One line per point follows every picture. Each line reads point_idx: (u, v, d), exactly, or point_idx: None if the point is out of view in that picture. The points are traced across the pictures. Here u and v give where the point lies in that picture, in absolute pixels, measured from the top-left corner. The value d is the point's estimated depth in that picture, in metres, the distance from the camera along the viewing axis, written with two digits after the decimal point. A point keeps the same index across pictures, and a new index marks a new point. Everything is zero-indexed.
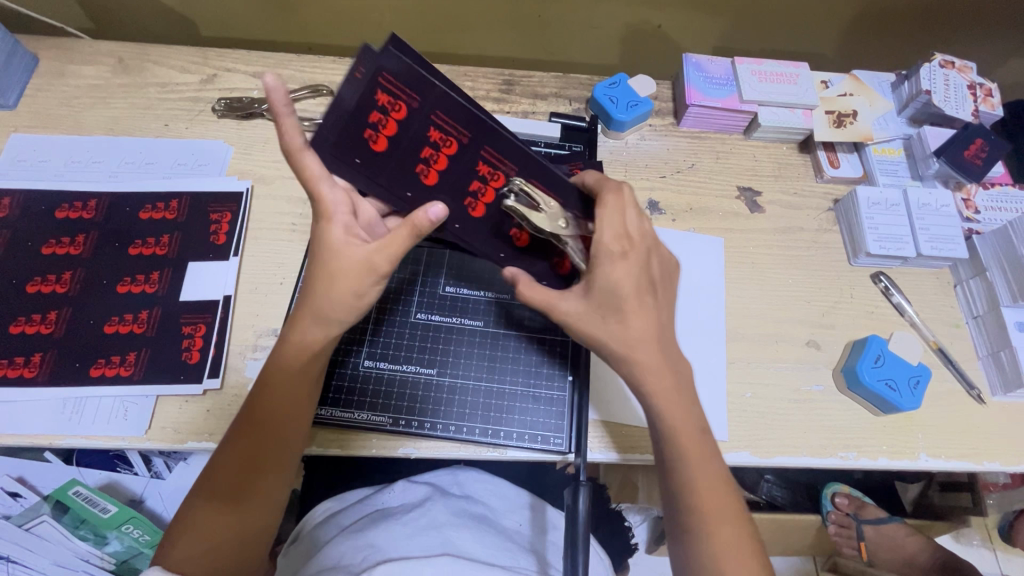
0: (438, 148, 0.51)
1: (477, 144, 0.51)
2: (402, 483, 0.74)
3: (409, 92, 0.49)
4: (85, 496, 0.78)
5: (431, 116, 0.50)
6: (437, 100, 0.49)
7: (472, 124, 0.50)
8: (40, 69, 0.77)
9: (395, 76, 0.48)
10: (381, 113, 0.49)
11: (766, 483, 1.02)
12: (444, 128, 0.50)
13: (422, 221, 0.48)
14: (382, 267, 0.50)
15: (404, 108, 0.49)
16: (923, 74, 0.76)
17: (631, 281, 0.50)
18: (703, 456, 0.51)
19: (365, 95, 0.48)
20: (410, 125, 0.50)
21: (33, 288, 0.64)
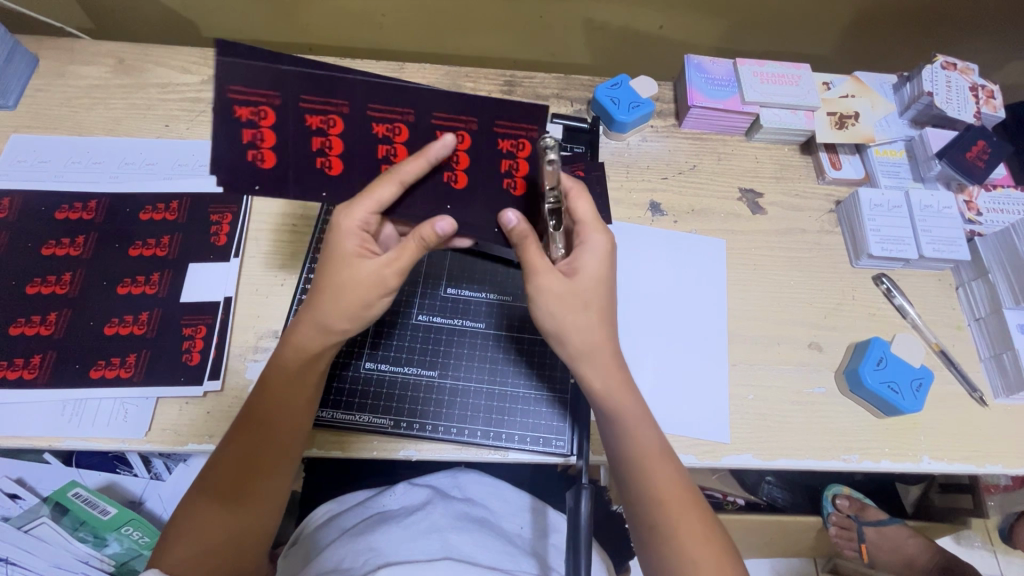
0: (326, 129, 0.48)
1: (363, 104, 0.47)
2: (402, 485, 0.73)
3: (265, 91, 0.45)
4: (84, 498, 0.78)
5: (301, 102, 0.46)
6: (291, 81, 0.45)
7: (343, 88, 0.46)
8: (40, 70, 0.77)
9: (240, 82, 0.45)
10: (250, 123, 0.47)
11: (767, 485, 1.02)
12: (323, 108, 0.47)
13: (430, 232, 0.49)
14: (391, 281, 0.52)
15: (270, 109, 0.46)
16: (925, 76, 0.76)
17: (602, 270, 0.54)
18: (661, 462, 0.53)
19: (227, 113, 0.46)
20: (279, 120, 0.47)
21: (33, 289, 0.63)
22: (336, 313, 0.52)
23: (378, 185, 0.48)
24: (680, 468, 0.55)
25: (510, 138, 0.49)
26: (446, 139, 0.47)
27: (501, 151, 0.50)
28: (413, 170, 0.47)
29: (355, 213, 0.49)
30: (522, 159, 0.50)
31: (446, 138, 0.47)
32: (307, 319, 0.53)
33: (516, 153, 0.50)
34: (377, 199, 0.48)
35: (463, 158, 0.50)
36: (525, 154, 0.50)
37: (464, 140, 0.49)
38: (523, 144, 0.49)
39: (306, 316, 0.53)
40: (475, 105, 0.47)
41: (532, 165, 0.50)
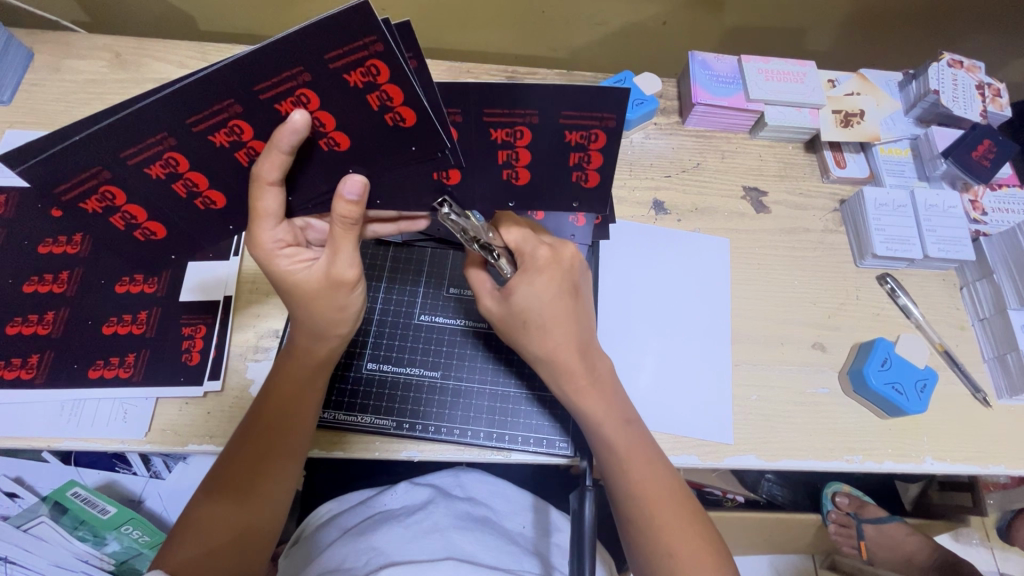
0: (240, 137, 0.45)
1: (243, 94, 0.41)
2: (403, 484, 0.73)
3: (154, 140, 0.43)
4: (84, 497, 0.79)
5: (189, 131, 0.43)
6: (162, 118, 0.41)
7: (210, 94, 0.40)
8: (35, 64, 0.76)
9: (127, 147, 0.43)
10: (169, 175, 0.46)
11: (766, 483, 1.01)
12: (216, 123, 0.43)
13: (346, 207, 0.45)
14: (345, 274, 0.49)
15: (175, 152, 0.44)
16: (932, 74, 0.75)
17: (552, 292, 0.54)
18: (645, 462, 0.54)
19: (144, 178, 0.46)
20: (189, 156, 0.45)
21: (29, 288, 0.63)
22: (326, 325, 0.52)
23: (257, 199, 0.46)
24: (670, 468, 0.55)
25: (358, 67, 0.40)
26: (294, 123, 0.42)
27: (357, 87, 0.41)
28: (272, 165, 0.44)
29: (262, 242, 0.48)
30: (386, 85, 0.41)
31: (291, 121, 0.42)
32: (302, 331, 0.53)
33: (375, 80, 0.41)
34: (265, 212, 0.46)
35: (328, 118, 0.44)
36: (386, 76, 0.41)
37: (311, 97, 0.42)
38: (376, 66, 0.40)
39: (300, 328, 0.53)
40: (293, 49, 0.38)
41: (403, 88, 0.41)
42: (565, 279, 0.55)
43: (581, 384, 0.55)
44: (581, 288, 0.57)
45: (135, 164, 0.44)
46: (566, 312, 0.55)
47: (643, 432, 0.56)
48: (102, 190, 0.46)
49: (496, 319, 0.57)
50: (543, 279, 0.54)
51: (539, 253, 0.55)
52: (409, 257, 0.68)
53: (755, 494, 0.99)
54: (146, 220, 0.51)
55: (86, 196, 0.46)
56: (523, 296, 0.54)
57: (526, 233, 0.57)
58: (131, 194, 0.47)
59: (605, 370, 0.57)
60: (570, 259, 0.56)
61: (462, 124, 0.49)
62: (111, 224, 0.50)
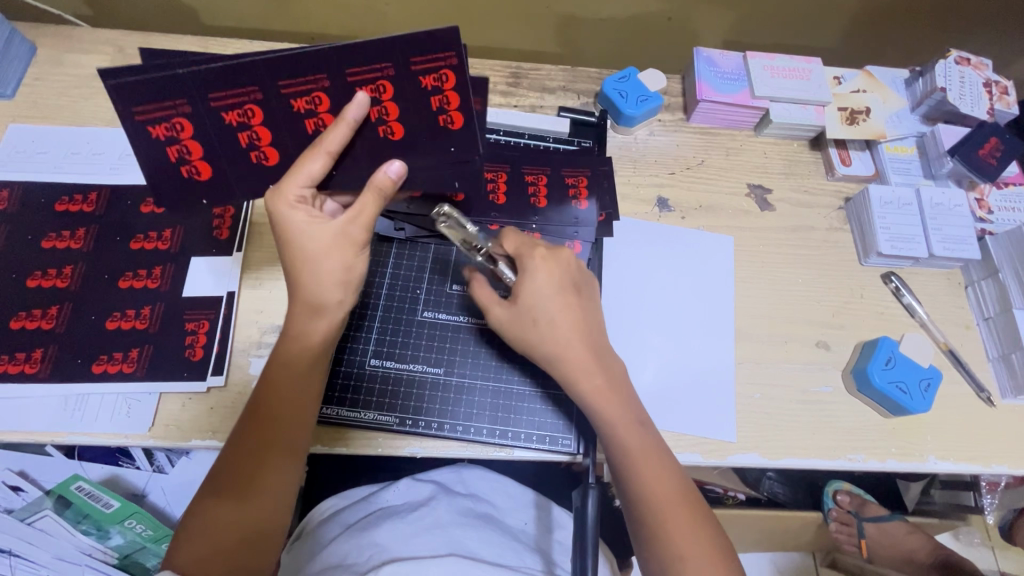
0: (314, 109, 0.50)
1: (336, 72, 0.48)
2: (407, 480, 0.73)
3: (244, 90, 0.48)
4: (87, 491, 0.78)
5: (278, 91, 0.48)
6: (262, 73, 0.47)
7: (310, 64, 0.47)
8: (38, 58, 0.75)
9: (219, 87, 0.47)
10: (242, 124, 0.50)
11: (768, 480, 1.02)
12: (302, 90, 0.48)
13: (383, 179, 0.49)
14: (358, 237, 0.50)
15: (256, 105, 0.49)
16: (939, 71, 0.74)
17: (553, 285, 0.55)
18: (653, 460, 0.54)
19: (218, 120, 0.49)
20: (266, 111, 0.49)
21: (33, 282, 0.63)
22: (325, 293, 0.51)
23: (305, 159, 0.48)
24: (678, 469, 0.55)
25: (432, 73, 0.49)
26: (360, 99, 0.48)
27: (426, 89, 0.49)
28: (337, 137, 0.48)
29: (286, 192, 0.49)
30: (449, 91, 0.50)
31: (360, 98, 0.48)
32: (301, 303, 0.53)
33: (441, 87, 0.49)
34: (305, 171, 0.48)
35: (393, 107, 0.50)
36: (451, 83, 0.49)
37: (387, 89, 0.49)
38: (447, 75, 0.49)
39: (299, 297, 0.52)
40: (388, 49, 0.47)
41: (462, 95, 0.50)
42: (565, 276, 0.56)
43: (580, 376, 0.55)
44: (583, 287, 0.58)
45: (217, 105, 0.49)
46: (570, 307, 0.56)
47: (649, 427, 0.56)
48: (174, 119, 0.49)
49: (501, 326, 0.57)
50: (543, 275, 0.55)
51: (535, 253, 0.56)
52: (412, 254, 0.68)
53: (756, 492, 1.01)
54: (199, 161, 0.52)
55: (157, 121, 0.49)
56: (527, 296, 0.55)
57: (524, 238, 0.58)
58: (199, 130, 0.50)
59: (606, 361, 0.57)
60: (570, 259, 0.57)
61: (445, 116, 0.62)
62: (165, 155, 0.51)
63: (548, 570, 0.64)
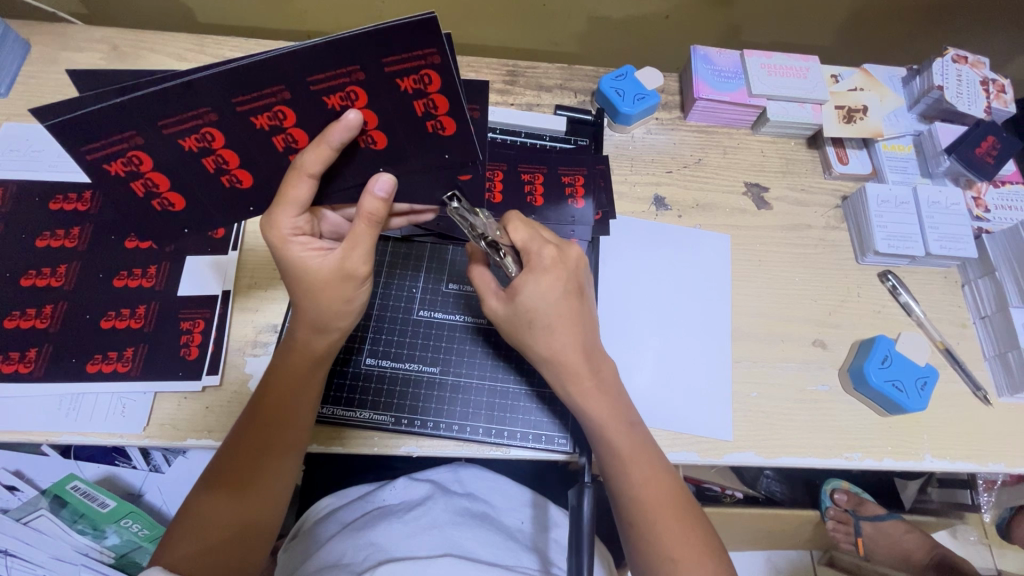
0: (280, 123, 0.45)
1: (297, 82, 0.42)
2: (403, 480, 0.73)
3: (194, 113, 0.43)
4: (83, 491, 0.80)
5: (234, 109, 0.43)
6: (211, 93, 0.42)
7: (268, 77, 0.41)
8: (32, 56, 0.75)
9: (167, 115, 0.42)
10: (203, 149, 0.46)
11: (766, 479, 1.04)
12: (263, 105, 0.43)
13: (374, 203, 0.46)
14: (360, 269, 0.49)
15: (213, 128, 0.44)
16: (935, 69, 0.74)
17: (558, 291, 0.53)
18: (647, 462, 0.54)
19: (177, 149, 0.45)
20: (226, 132, 0.45)
21: (28, 282, 0.62)
22: (329, 313, 0.51)
23: (290, 186, 0.45)
24: (670, 468, 0.55)
25: (411, 74, 0.43)
26: (347, 120, 0.44)
27: (407, 92, 0.44)
28: (317, 159, 0.44)
29: (280, 226, 0.47)
30: (434, 94, 0.45)
31: (346, 118, 0.44)
32: (297, 313, 0.52)
33: (425, 90, 0.44)
34: (293, 200, 0.46)
35: (371, 117, 0.46)
36: (436, 86, 0.44)
37: (361, 95, 0.44)
38: (430, 76, 0.43)
39: (302, 319, 0.52)
40: (354, 49, 0.41)
41: (450, 98, 0.45)
42: (571, 280, 0.54)
43: (577, 379, 0.55)
44: (586, 289, 0.56)
45: (170, 133, 0.44)
46: (573, 312, 0.54)
47: (641, 428, 0.56)
48: (129, 155, 0.45)
49: (500, 320, 0.55)
50: (549, 279, 0.52)
51: (544, 253, 0.53)
52: (409, 253, 0.68)
53: (753, 490, 1.01)
54: (168, 191, 0.49)
55: (111, 159, 0.45)
56: (529, 296, 0.52)
57: (532, 231, 0.54)
58: (159, 161, 0.46)
59: (609, 374, 0.56)
60: (576, 260, 0.55)
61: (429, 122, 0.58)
62: (129, 190, 0.48)
63: (544, 569, 0.64)
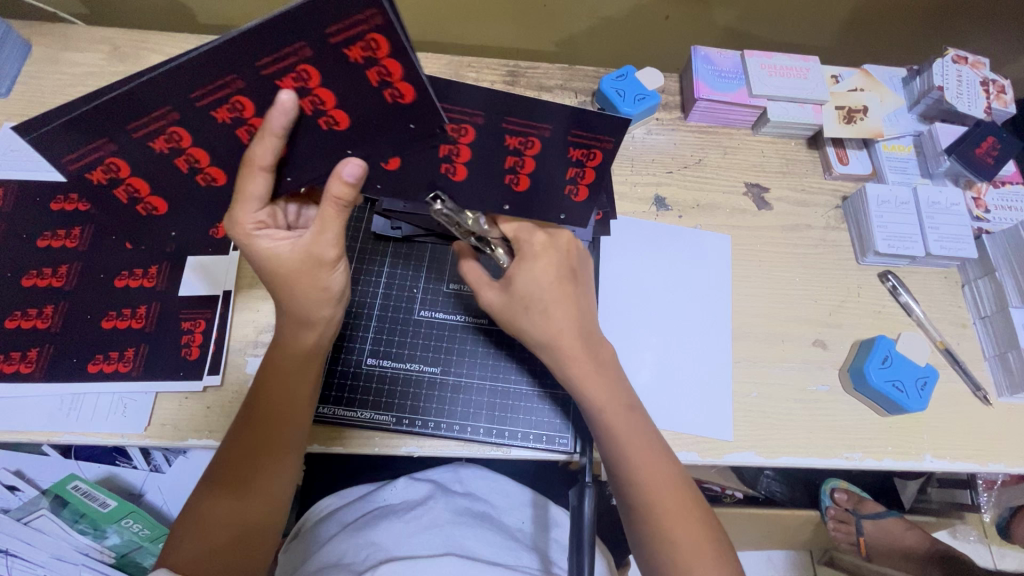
0: (305, 84, 0.43)
1: (246, 70, 0.41)
2: (403, 480, 0.73)
3: (222, 81, 0.41)
4: (84, 491, 0.80)
5: (258, 73, 0.41)
6: (233, 58, 0.40)
7: (286, 31, 0.39)
8: (33, 56, 0.75)
9: (198, 85, 0.41)
10: (235, 120, 0.45)
11: (766, 479, 1.02)
12: (285, 66, 0.41)
13: (341, 188, 0.45)
14: (328, 253, 0.48)
15: (241, 95, 0.43)
16: (936, 70, 0.74)
17: (552, 273, 0.55)
18: (648, 458, 0.54)
19: (210, 121, 0.44)
20: (254, 97, 0.43)
21: (28, 282, 0.63)
22: (311, 307, 0.51)
23: (245, 180, 0.45)
24: (675, 466, 0.55)
25: (357, 42, 0.40)
26: (282, 103, 0.42)
27: (358, 63, 0.41)
28: (265, 150, 0.44)
29: (242, 221, 0.47)
30: (419, 57, 0.41)
31: (279, 101, 0.42)
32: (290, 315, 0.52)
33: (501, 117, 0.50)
34: (252, 194, 0.46)
35: (393, 66, 0.41)
36: (385, 50, 0.40)
37: (380, 43, 0.40)
38: (376, 41, 0.40)
39: (287, 313, 0.52)
40: (291, 24, 0.38)
41: (402, 63, 0.41)
42: (564, 263, 0.56)
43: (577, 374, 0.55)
44: (580, 272, 0.58)
45: (202, 105, 0.43)
46: (566, 295, 0.55)
47: (644, 422, 0.56)
48: (168, 131, 0.44)
49: (497, 311, 0.57)
50: (540, 265, 0.55)
51: (535, 239, 0.56)
52: (409, 252, 0.68)
53: (753, 490, 1.01)
54: (210, 165, 0.48)
55: (153, 136, 0.45)
56: (523, 283, 0.55)
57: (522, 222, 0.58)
58: (197, 135, 0.45)
59: (609, 359, 0.57)
60: (567, 245, 0.57)
61: (548, 139, 0.52)
62: (111, 195, 0.50)
63: (545, 569, 0.64)
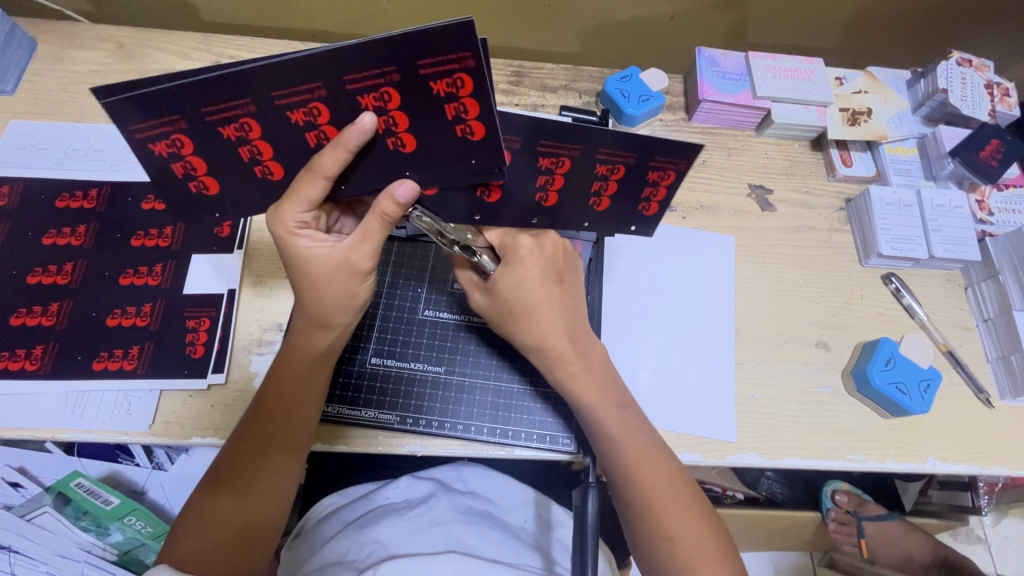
0: (384, 104, 0.43)
1: (333, 80, 0.41)
2: (405, 479, 0.73)
3: (307, 88, 0.42)
4: (87, 488, 0.79)
5: (344, 87, 0.42)
6: (326, 69, 0.40)
7: (382, 55, 0.40)
8: (38, 53, 0.75)
9: (281, 88, 0.42)
10: (308, 124, 0.45)
11: (766, 480, 1.04)
12: (370, 86, 0.42)
13: (390, 205, 0.46)
14: (362, 263, 0.49)
15: (320, 104, 0.43)
16: (941, 72, 0.74)
17: (538, 274, 0.56)
18: (651, 461, 0.54)
19: (283, 122, 0.44)
20: (333, 109, 0.44)
21: (33, 279, 0.63)
22: (330, 311, 0.51)
23: (303, 184, 0.45)
24: (678, 468, 0.55)
25: (443, 77, 0.41)
26: (362, 123, 0.43)
27: (437, 95, 0.42)
28: (334, 161, 0.44)
29: (286, 219, 0.47)
30: (466, 98, 0.42)
31: (360, 122, 0.43)
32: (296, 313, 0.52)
33: (555, 170, 0.51)
34: (305, 197, 0.46)
35: (472, 104, 0.43)
36: (468, 89, 0.42)
37: (465, 83, 0.42)
38: (462, 79, 0.41)
39: (303, 312, 0.52)
40: (392, 50, 0.39)
41: (481, 103, 0.43)
42: (548, 265, 0.57)
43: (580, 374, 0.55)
44: (567, 274, 0.58)
45: (281, 105, 0.43)
46: (554, 297, 0.56)
47: (645, 425, 0.56)
48: (241, 120, 0.44)
49: (484, 313, 0.58)
50: (526, 267, 0.55)
51: (520, 243, 0.56)
52: (415, 251, 0.68)
53: (754, 491, 1.01)
54: (271, 159, 0.48)
55: (225, 123, 0.44)
56: (508, 285, 0.55)
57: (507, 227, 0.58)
58: (268, 131, 0.45)
59: (597, 359, 0.57)
60: (553, 248, 0.57)
61: (631, 166, 0.52)
62: (170, 172, 0.48)
63: (547, 569, 0.64)
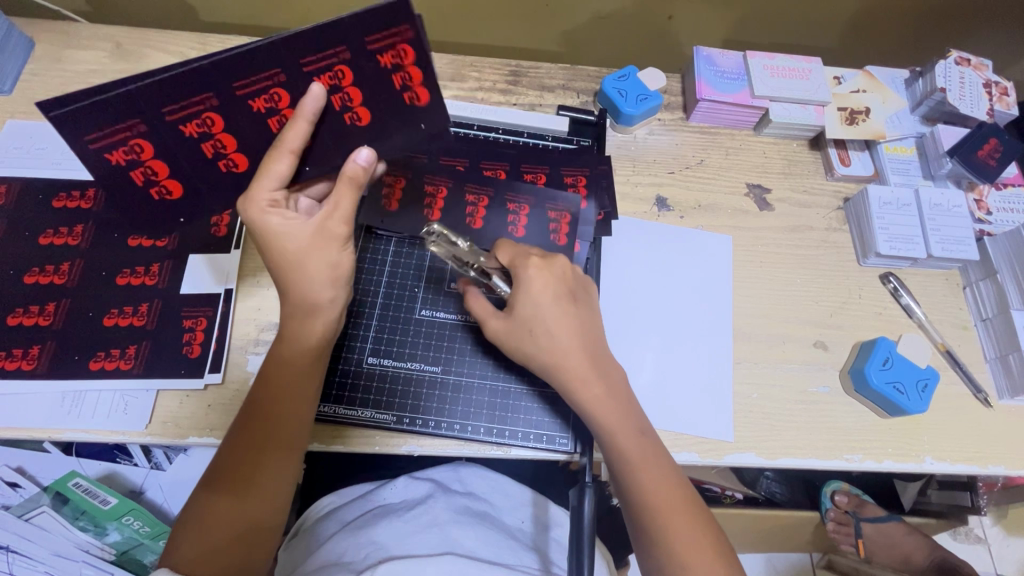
0: (339, 84, 0.49)
1: (292, 65, 0.47)
2: (403, 479, 0.73)
3: (267, 74, 0.47)
4: (85, 487, 0.77)
5: (300, 71, 0.48)
6: (281, 54, 0.46)
7: (330, 36, 0.46)
8: (35, 53, 0.75)
9: (240, 76, 0.47)
10: (268, 111, 0.50)
11: (766, 480, 1.03)
12: (324, 65, 0.48)
13: (354, 169, 0.50)
14: (339, 230, 0.50)
15: (280, 88, 0.48)
16: (939, 71, 0.74)
17: (548, 292, 0.56)
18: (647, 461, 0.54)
19: (245, 110, 0.49)
20: (292, 92, 0.49)
21: (30, 278, 0.63)
22: (319, 297, 0.51)
23: (272, 161, 0.49)
24: (675, 469, 0.55)
25: (388, 51, 0.48)
26: (316, 93, 0.48)
27: (386, 67, 0.48)
28: (297, 134, 0.49)
29: (258, 197, 0.49)
30: (409, 66, 0.49)
31: (315, 92, 0.48)
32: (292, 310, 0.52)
33: None
34: (275, 172, 0.49)
35: (416, 72, 0.49)
36: (411, 58, 0.48)
37: (408, 53, 0.48)
38: (404, 50, 0.48)
39: (292, 303, 0.52)
40: (339, 30, 0.45)
41: (423, 72, 0.49)
42: (561, 285, 0.56)
43: (576, 372, 0.55)
44: (580, 294, 0.58)
45: (242, 95, 0.48)
46: (566, 315, 0.56)
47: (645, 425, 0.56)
48: (202, 115, 0.48)
49: (501, 338, 0.57)
50: (539, 284, 0.56)
51: (530, 262, 0.56)
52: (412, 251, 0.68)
53: (753, 491, 1.02)
54: (235, 152, 0.52)
55: (186, 120, 0.48)
56: (523, 308, 0.55)
57: (517, 248, 0.58)
58: (229, 122, 0.49)
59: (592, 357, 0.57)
60: (564, 271, 0.57)
61: None
62: (131, 180, 0.52)
63: (544, 569, 0.64)
